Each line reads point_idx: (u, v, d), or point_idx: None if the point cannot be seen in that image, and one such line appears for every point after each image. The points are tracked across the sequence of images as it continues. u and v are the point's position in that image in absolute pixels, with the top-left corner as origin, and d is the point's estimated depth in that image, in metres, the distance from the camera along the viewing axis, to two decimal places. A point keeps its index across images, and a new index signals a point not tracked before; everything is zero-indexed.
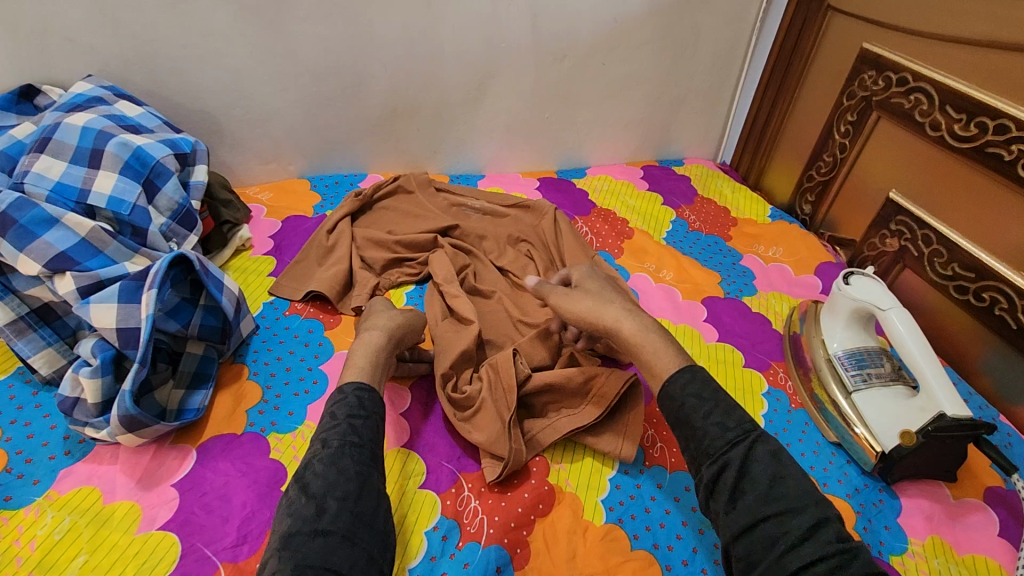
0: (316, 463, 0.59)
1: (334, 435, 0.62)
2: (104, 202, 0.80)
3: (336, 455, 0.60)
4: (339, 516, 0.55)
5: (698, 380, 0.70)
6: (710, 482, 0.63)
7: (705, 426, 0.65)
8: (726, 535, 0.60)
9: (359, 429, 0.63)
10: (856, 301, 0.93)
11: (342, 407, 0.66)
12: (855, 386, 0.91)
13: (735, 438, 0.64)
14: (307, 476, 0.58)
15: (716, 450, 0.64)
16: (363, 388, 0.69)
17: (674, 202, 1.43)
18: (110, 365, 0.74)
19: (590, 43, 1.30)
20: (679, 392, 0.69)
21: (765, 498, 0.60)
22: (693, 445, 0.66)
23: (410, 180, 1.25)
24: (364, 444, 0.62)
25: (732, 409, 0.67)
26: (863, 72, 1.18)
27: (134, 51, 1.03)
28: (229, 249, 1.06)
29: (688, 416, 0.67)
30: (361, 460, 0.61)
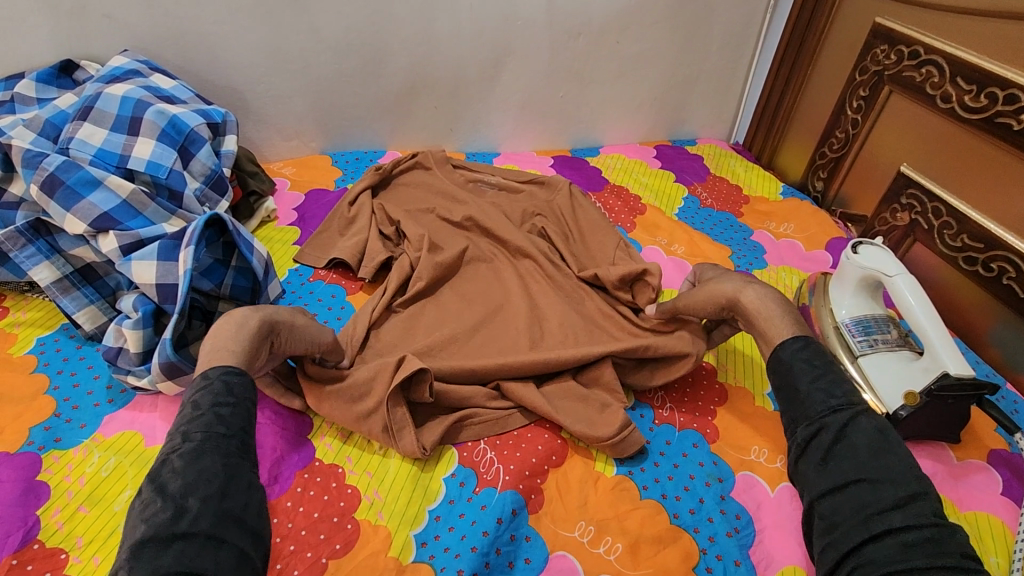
0: (173, 459, 0.52)
1: (194, 427, 0.54)
2: (143, 166, 0.84)
3: (197, 451, 0.52)
4: (201, 516, 0.48)
5: (811, 348, 0.71)
6: (803, 441, 0.64)
7: (809, 392, 0.66)
8: (813, 494, 0.61)
9: (225, 419, 0.56)
10: (864, 269, 0.95)
11: (206, 394, 0.58)
12: (862, 351, 0.93)
13: (839, 406, 0.64)
14: (163, 475, 0.50)
15: (815, 413, 0.64)
16: (231, 371, 0.61)
17: (686, 179, 1.46)
18: (151, 318, 0.79)
19: (604, 22, 1.32)
20: (790, 354, 0.70)
21: (861, 464, 0.59)
22: (793, 408, 0.67)
23: (428, 157, 1.28)
24: (232, 435, 0.55)
25: (839, 381, 0.67)
26: (875, 47, 1.18)
27: (166, 28, 1.07)
28: (255, 220, 1.11)
29: (795, 379, 0.68)
30: (229, 455, 0.54)
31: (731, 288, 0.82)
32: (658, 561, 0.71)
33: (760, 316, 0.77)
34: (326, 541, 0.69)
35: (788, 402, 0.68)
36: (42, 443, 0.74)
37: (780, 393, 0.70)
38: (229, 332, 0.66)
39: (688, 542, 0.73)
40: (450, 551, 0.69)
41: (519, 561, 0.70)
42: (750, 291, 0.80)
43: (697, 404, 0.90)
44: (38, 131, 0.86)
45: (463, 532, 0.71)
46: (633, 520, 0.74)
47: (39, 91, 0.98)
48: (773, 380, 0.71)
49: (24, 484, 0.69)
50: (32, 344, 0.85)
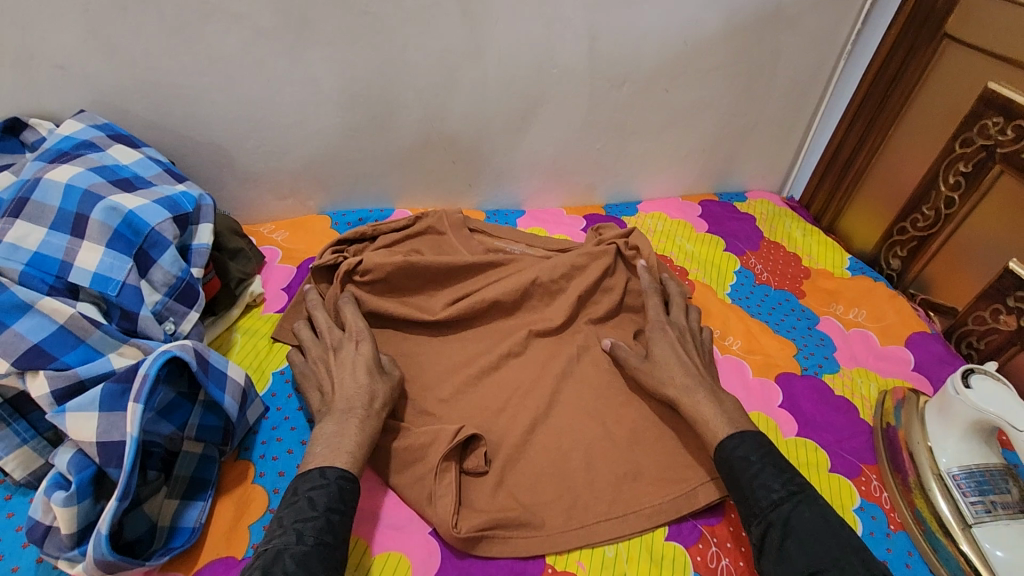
0: (287, 557, 0.58)
1: (310, 531, 0.61)
2: (88, 279, 0.67)
3: (307, 557, 0.59)
4: None
5: (748, 443, 0.73)
6: (758, 542, 0.67)
7: (753, 488, 0.69)
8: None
9: (335, 527, 0.63)
10: (980, 412, 0.77)
11: (324, 495, 0.64)
12: (977, 518, 0.76)
13: (781, 499, 0.67)
14: (276, 572, 0.56)
15: (762, 510, 0.68)
16: (347, 477, 0.67)
17: (737, 246, 1.27)
18: (90, 486, 0.62)
19: (654, 68, 1.13)
20: (727, 454, 0.73)
21: (813, 558, 0.62)
22: (744, 506, 0.70)
23: (442, 221, 1.10)
24: (337, 545, 0.62)
25: (780, 470, 0.70)
26: (985, 117, 0.98)
27: (134, 80, 0.89)
28: (238, 309, 0.93)
29: (738, 476, 0.71)
30: (330, 564, 0.60)
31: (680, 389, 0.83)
32: None
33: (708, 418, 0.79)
34: None
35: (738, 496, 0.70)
36: None
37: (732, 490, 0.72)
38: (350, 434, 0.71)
39: None
40: None
41: None
42: (687, 398, 0.81)
43: None
44: None
45: None
46: None
47: None
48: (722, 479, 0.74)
49: None
50: None
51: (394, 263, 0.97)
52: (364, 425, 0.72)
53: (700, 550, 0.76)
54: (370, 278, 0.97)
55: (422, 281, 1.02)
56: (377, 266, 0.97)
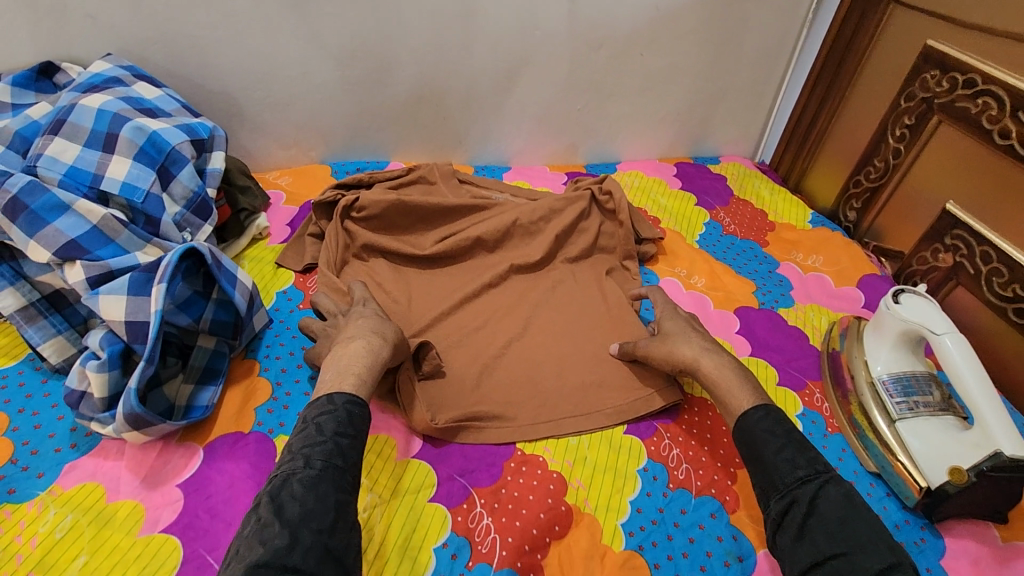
0: (294, 482, 0.56)
1: (318, 455, 0.59)
2: (117, 188, 0.77)
3: (316, 479, 0.57)
4: (311, 550, 0.52)
5: (771, 418, 0.72)
6: (777, 516, 0.64)
7: (775, 461, 0.67)
8: (794, 570, 0.60)
9: (344, 451, 0.61)
10: (906, 323, 0.86)
11: (332, 421, 0.63)
12: (900, 414, 0.85)
13: (805, 477, 0.65)
14: (283, 498, 0.55)
15: (785, 484, 0.65)
16: (355, 402, 0.66)
17: (707, 202, 1.37)
18: (119, 359, 0.72)
19: (629, 33, 1.23)
20: (754, 424, 0.71)
21: (833, 536, 0.59)
22: (763, 478, 0.67)
23: (433, 171, 1.20)
24: (347, 469, 0.60)
25: (804, 448, 0.68)
26: (925, 72, 1.08)
27: (155, 30, 0.99)
28: (245, 238, 1.03)
29: (759, 450, 0.69)
30: (341, 489, 0.58)
31: (689, 354, 0.83)
32: None
33: (720, 385, 0.78)
34: None
35: (757, 471, 0.68)
36: None
37: (749, 464, 0.70)
38: (363, 360, 0.72)
39: None
40: None
41: None
42: (707, 358, 0.81)
43: (716, 466, 0.82)
44: (6, 145, 0.79)
45: None
46: None
47: (15, 95, 0.91)
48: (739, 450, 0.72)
49: None
50: None
51: (388, 202, 1.07)
52: (376, 349, 0.74)
53: (654, 442, 0.84)
54: (366, 214, 1.07)
55: (415, 219, 1.11)
56: (372, 204, 1.06)
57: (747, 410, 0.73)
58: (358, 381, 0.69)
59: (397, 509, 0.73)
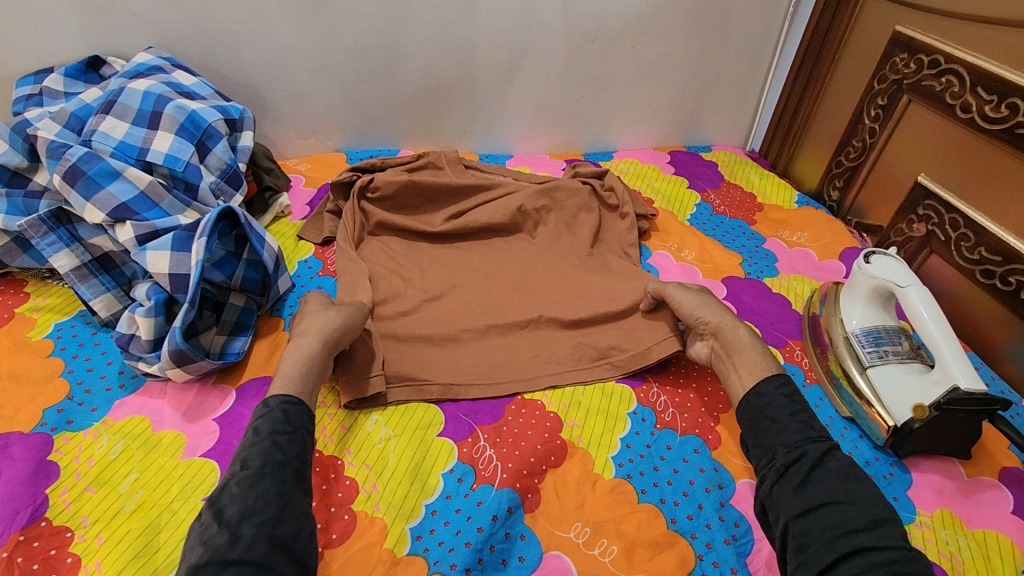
0: (233, 484, 0.61)
1: (255, 455, 0.63)
2: (161, 159, 0.87)
3: (255, 478, 0.61)
4: (254, 542, 0.56)
5: (792, 386, 0.76)
6: (781, 468, 0.68)
7: (790, 420, 0.72)
8: (786, 515, 0.64)
9: (283, 447, 0.65)
10: (876, 279, 0.94)
11: (267, 423, 0.67)
12: (871, 362, 0.92)
13: (816, 437, 0.70)
14: (223, 501, 0.59)
15: (794, 441, 0.69)
16: (290, 401, 0.70)
17: (699, 185, 1.45)
18: (163, 307, 0.81)
19: (621, 26, 1.32)
20: (771, 390, 0.76)
21: (835, 488, 0.64)
22: (768, 436, 0.72)
23: (441, 158, 1.29)
24: (287, 462, 0.64)
25: (816, 418, 0.73)
26: (895, 55, 1.17)
27: (190, 27, 1.10)
28: (269, 215, 1.13)
29: (773, 411, 0.73)
30: (282, 482, 0.62)
31: (727, 319, 0.88)
32: (653, 566, 0.70)
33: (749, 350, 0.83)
34: (323, 531, 0.70)
35: (763, 430, 0.73)
36: (55, 424, 0.76)
37: (753, 424, 0.74)
38: (297, 359, 0.76)
39: (685, 548, 0.72)
40: (445, 545, 0.70)
41: (513, 559, 0.70)
42: (744, 329, 0.86)
43: (702, 411, 0.89)
44: (63, 124, 0.89)
45: (458, 527, 0.71)
46: (630, 523, 0.74)
47: (67, 85, 1.01)
48: (745, 411, 0.77)
49: (35, 463, 0.71)
50: (50, 329, 0.88)
51: (399, 182, 1.16)
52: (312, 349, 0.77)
53: (643, 389, 0.91)
54: (382, 193, 1.16)
55: (424, 200, 1.20)
56: (388, 184, 1.16)
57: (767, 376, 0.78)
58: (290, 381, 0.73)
59: (408, 441, 0.80)
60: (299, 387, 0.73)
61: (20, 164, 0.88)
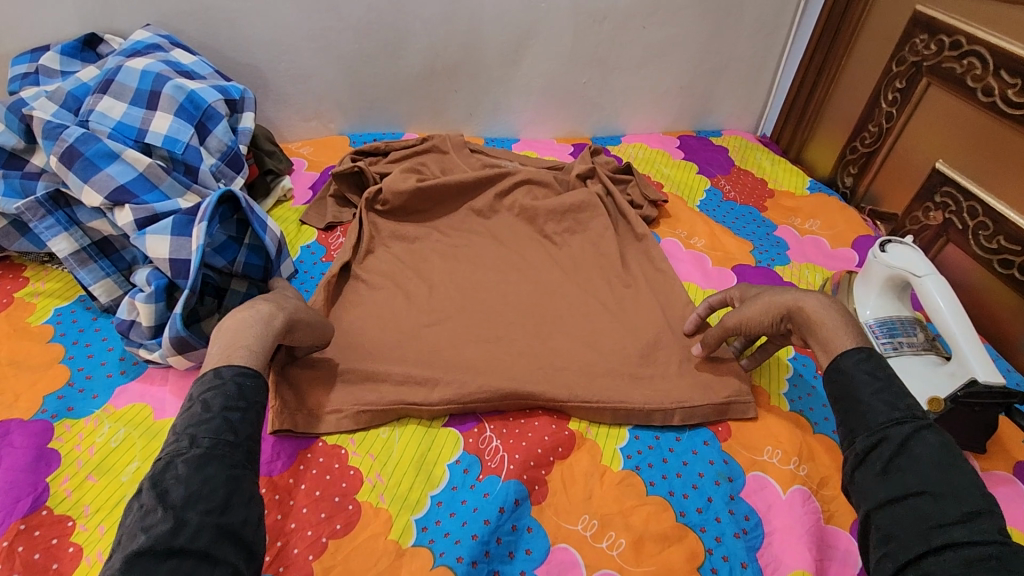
0: (178, 464, 0.52)
1: (204, 433, 0.54)
2: (160, 140, 0.84)
3: (203, 459, 0.52)
4: (201, 530, 0.48)
5: (873, 359, 0.64)
6: (861, 453, 0.58)
7: (872, 401, 0.60)
8: (869, 503, 0.55)
9: (235, 426, 0.56)
10: (891, 268, 0.92)
11: (219, 398, 0.57)
12: (885, 353, 0.90)
13: (902, 418, 0.58)
14: (166, 481, 0.50)
15: (876, 424, 0.59)
16: (246, 375, 0.61)
17: (709, 171, 1.42)
18: (164, 292, 0.79)
19: (631, 5, 1.28)
20: (852, 364, 0.64)
21: (925, 477, 0.54)
22: (850, 418, 0.61)
23: (445, 141, 1.27)
24: (238, 444, 0.55)
25: (905, 393, 0.61)
26: (915, 36, 1.13)
27: (188, 3, 1.07)
28: (271, 199, 1.11)
29: (855, 390, 0.62)
30: (232, 466, 0.54)
31: (788, 299, 0.74)
32: (662, 559, 0.69)
33: (823, 324, 0.70)
34: (327, 521, 0.69)
35: (846, 411, 0.62)
36: (56, 411, 0.75)
37: (837, 404, 0.64)
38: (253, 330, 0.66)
39: (694, 541, 0.71)
40: (450, 537, 0.68)
41: (520, 552, 0.69)
42: (811, 299, 0.72)
43: None
44: (60, 104, 0.87)
45: (463, 519, 0.70)
46: (639, 515, 0.73)
47: (63, 64, 0.99)
48: (827, 391, 0.66)
49: (36, 451, 0.70)
50: (49, 315, 0.86)
51: (408, 190, 1.10)
52: (270, 318, 0.69)
53: None
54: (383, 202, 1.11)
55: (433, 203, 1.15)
56: (391, 197, 1.10)
57: (846, 349, 0.66)
58: (248, 351, 0.63)
59: (413, 431, 0.79)
60: (258, 359, 0.64)
61: (17, 145, 0.87)
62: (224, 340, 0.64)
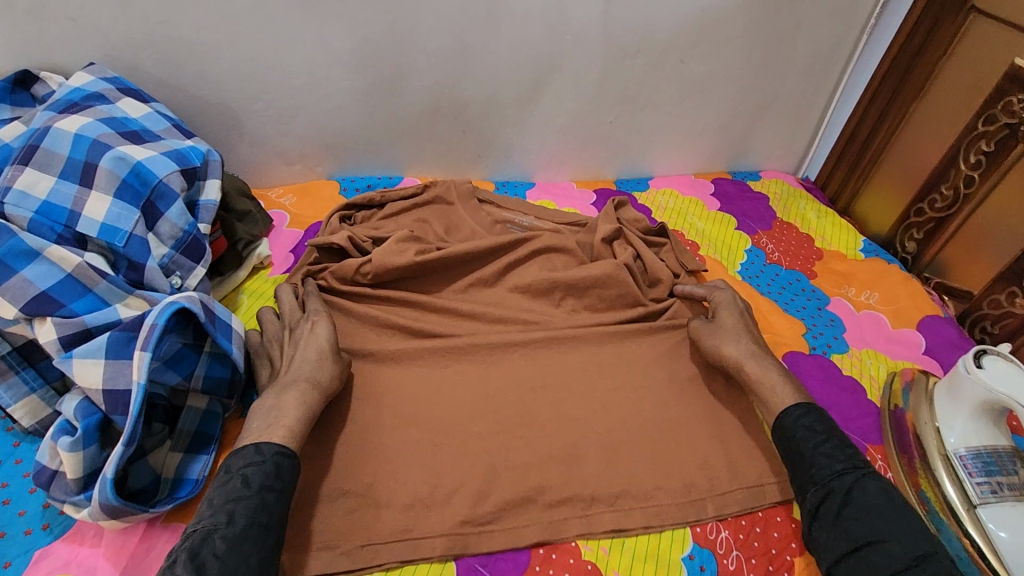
0: (216, 539, 0.55)
1: (242, 511, 0.57)
2: (96, 229, 0.68)
3: (239, 538, 0.55)
4: None
5: (813, 415, 0.72)
6: (813, 507, 0.66)
7: (813, 456, 0.69)
8: (828, 559, 0.62)
9: (270, 508, 0.59)
10: (991, 392, 0.76)
11: (258, 475, 0.60)
12: (982, 499, 0.74)
13: (844, 470, 0.67)
14: (205, 556, 0.53)
15: (821, 477, 0.67)
16: (285, 454, 0.63)
17: (750, 226, 1.24)
18: (96, 432, 0.62)
19: (671, 37, 1.10)
20: (793, 422, 0.72)
21: (870, 523, 0.62)
22: (799, 471, 0.69)
23: (450, 190, 1.09)
24: (271, 527, 0.58)
25: (844, 445, 0.69)
26: (1010, 94, 0.97)
27: (144, 34, 0.88)
28: (244, 271, 0.93)
29: (797, 444, 0.70)
30: (264, 548, 0.56)
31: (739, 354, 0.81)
32: None
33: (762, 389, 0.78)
34: None
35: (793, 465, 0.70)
36: None
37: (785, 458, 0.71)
38: (293, 412, 0.67)
39: None
40: None
41: None
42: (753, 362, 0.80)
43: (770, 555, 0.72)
44: None
45: None
46: None
47: None
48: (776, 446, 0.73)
49: None
50: None
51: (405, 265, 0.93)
52: (309, 401, 0.69)
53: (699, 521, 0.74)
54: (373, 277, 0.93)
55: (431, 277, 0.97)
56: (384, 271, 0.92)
57: (787, 408, 0.74)
58: (290, 433, 0.65)
59: None
60: (297, 436, 0.65)
61: None
62: (263, 416, 0.66)
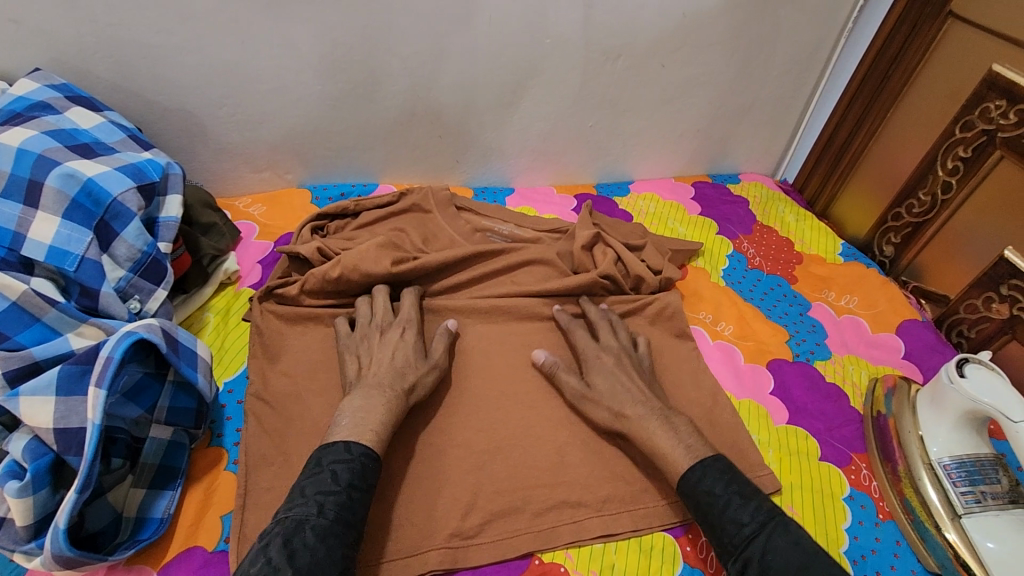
0: (307, 530, 0.53)
1: (332, 505, 0.56)
2: (43, 253, 0.63)
3: (329, 531, 0.54)
4: None
5: (712, 471, 0.66)
6: None
7: (722, 523, 0.62)
8: None
9: (354, 507, 0.57)
10: (975, 403, 0.76)
11: (348, 472, 0.58)
12: (966, 509, 0.75)
13: (753, 530, 0.60)
14: (295, 544, 0.52)
15: (734, 545, 0.60)
16: (371, 457, 0.61)
17: (730, 230, 1.23)
18: (48, 475, 0.57)
19: (652, 41, 1.08)
20: (693, 488, 0.65)
21: None
22: (717, 540, 0.62)
23: (428, 198, 1.05)
24: (354, 526, 0.56)
25: (748, 495, 0.63)
26: (987, 100, 0.97)
27: (95, 38, 0.83)
28: (211, 287, 0.88)
29: (707, 512, 0.63)
30: (347, 547, 0.55)
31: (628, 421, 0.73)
32: None
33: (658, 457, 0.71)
34: None
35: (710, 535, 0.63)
36: None
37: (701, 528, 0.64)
38: (383, 415, 0.65)
39: None
40: None
41: None
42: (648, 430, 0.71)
43: None
44: None
45: None
46: None
47: None
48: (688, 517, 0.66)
49: None
50: None
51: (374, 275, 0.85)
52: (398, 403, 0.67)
53: (689, 540, 0.72)
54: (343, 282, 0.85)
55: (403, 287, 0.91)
56: (355, 275, 0.84)
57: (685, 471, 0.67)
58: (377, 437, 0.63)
59: None
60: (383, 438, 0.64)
61: None
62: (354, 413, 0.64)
